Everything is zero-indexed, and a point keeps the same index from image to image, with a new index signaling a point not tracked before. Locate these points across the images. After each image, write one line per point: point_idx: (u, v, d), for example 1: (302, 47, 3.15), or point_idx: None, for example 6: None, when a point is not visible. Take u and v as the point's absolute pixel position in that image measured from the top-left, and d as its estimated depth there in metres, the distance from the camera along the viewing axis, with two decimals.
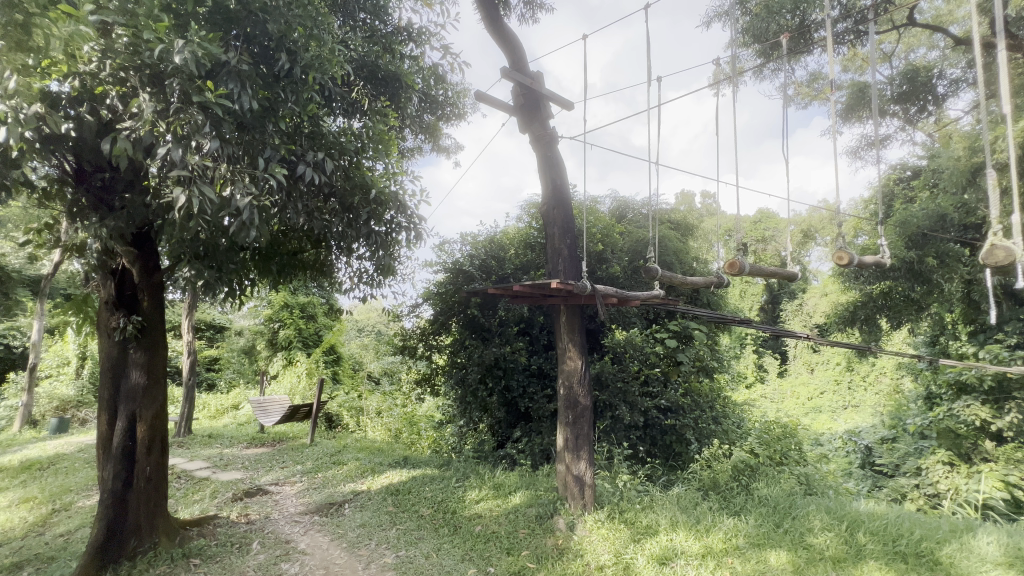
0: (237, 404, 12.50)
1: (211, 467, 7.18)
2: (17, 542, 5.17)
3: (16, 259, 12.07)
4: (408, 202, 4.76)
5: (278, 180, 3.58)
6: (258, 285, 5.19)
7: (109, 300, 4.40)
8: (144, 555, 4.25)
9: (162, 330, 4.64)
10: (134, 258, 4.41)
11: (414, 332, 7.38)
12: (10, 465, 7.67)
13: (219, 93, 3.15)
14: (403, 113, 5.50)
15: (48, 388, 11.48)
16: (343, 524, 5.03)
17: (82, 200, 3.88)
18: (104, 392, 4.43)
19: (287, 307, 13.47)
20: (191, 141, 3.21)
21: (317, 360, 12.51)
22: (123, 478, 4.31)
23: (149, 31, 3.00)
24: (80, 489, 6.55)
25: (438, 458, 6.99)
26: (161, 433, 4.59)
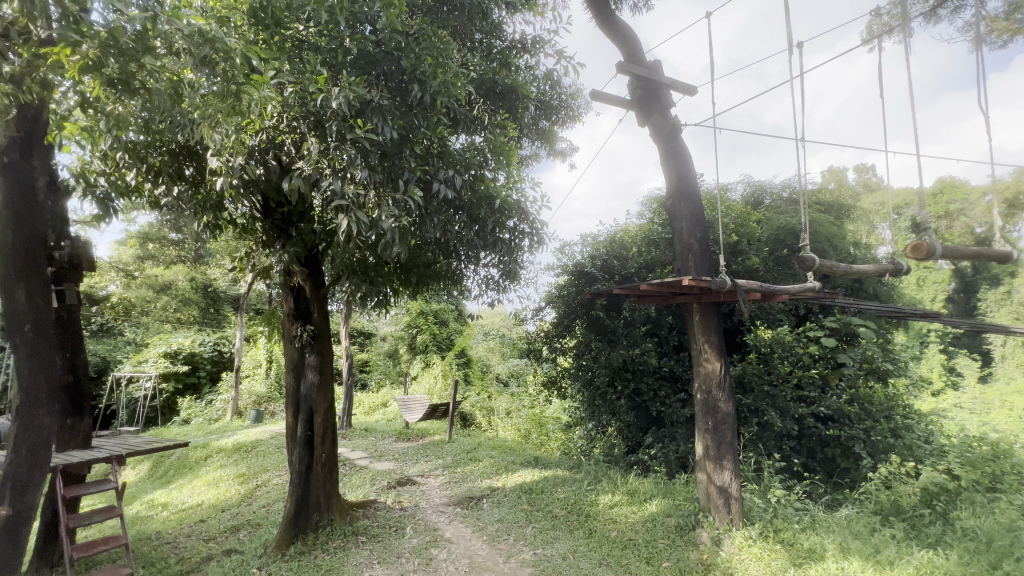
0: (386, 402, 14.03)
1: (369, 457, 8.16)
2: (235, 509, 6.45)
3: (222, 281, 15.06)
4: (530, 208, 4.91)
5: (416, 200, 3.95)
6: (401, 295, 5.77)
7: (289, 312, 5.25)
8: (324, 528, 5.01)
9: (329, 336, 5.42)
10: (306, 275, 5.22)
11: (537, 334, 7.53)
12: (226, 446, 9.59)
13: (366, 128, 3.60)
14: (520, 123, 5.66)
15: (248, 385, 14.14)
16: (482, 518, 5.32)
17: (269, 231, 4.72)
18: (288, 389, 5.30)
19: (423, 314, 14.79)
20: (347, 173, 3.72)
21: (451, 363, 13.51)
22: (306, 462, 5.11)
23: (313, 84, 3.56)
24: (274, 469, 7.93)
25: (569, 461, 7.03)
26: (332, 425, 5.35)
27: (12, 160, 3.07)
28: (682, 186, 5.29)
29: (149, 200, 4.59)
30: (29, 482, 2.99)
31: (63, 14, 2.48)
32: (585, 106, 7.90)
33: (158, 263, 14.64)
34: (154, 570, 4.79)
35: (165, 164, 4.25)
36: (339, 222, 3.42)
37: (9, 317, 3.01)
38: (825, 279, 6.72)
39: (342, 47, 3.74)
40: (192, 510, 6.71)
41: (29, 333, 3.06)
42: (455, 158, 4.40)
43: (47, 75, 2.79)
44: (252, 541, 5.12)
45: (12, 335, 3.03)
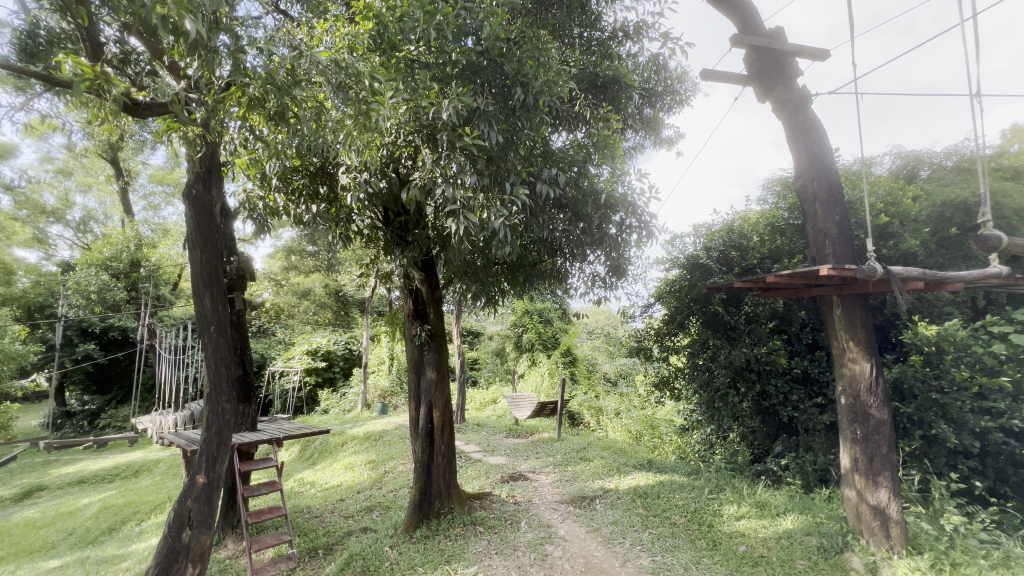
0: (495, 398, 14.53)
1: (483, 451, 8.53)
2: (368, 491, 7.16)
3: (350, 287, 16.81)
4: (637, 201, 4.71)
5: (522, 200, 4.00)
6: (508, 294, 5.91)
7: (409, 313, 5.67)
8: (446, 515, 5.33)
9: (445, 336, 5.76)
10: (423, 279, 5.60)
11: (646, 332, 7.25)
12: (359, 435, 10.70)
13: (474, 135, 3.75)
14: (624, 114, 5.47)
15: (374, 379, 15.66)
16: (597, 518, 5.25)
17: (389, 238, 5.14)
18: (410, 384, 5.72)
19: (528, 312, 15.13)
20: (457, 179, 3.90)
21: (557, 361, 13.58)
22: (428, 453, 5.47)
23: (424, 99, 3.77)
24: (399, 457, 8.67)
25: (686, 466, 6.63)
26: (449, 419, 5.67)
27: (199, 190, 3.69)
28: (813, 164, 4.72)
29: (293, 217, 5.28)
30: (218, 455, 3.59)
31: (232, 64, 2.94)
32: (693, 88, 7.38)
33: (299, 272, 16.79)
34: (308, 539, 5.52)
35: (305, 184, 4.86)
36: (450, 227, 3.56)
37: (200, 320, 3.68)
38: (1013, 263, 5.49)
39: (450, 60, 3.91)
40: (333, 489, 7.58)
41: (214, 334, 3.70)
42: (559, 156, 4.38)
43: (221, 115, 3.33)
44: (384, 521, 5.63)
45: (203, 335, 3.69)
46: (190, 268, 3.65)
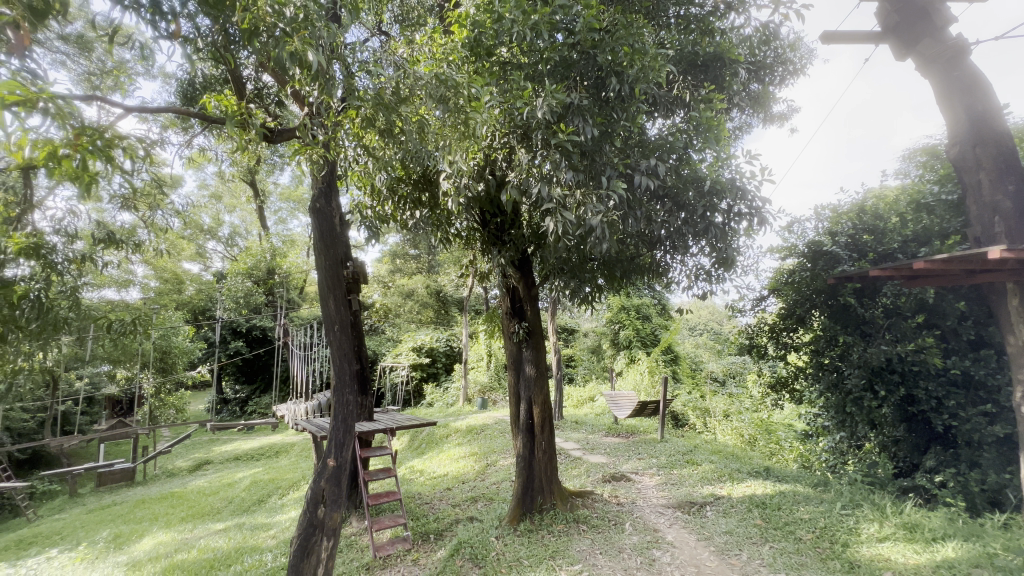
0: (593, 396, 14.33)
1: (582, 448, 8.48)
2: (473, 482, 7.48)
3: (449, 286, 17.69)
4: (747, 185, 4.31)
5: (619, 194, 3.87)
6: (605, 290, 5.79)
7: (507, 311, 5.79)
8: (548, 511, 5.37)
9: (542, 333, 5.81)
10: (519, 278, 5.68)
11: (759, 328, 6.66)
12: (462, 428, 11.24)
13: (568, 131, 3.70)
14: (729, 93, 5.05)
15: (474, 376, 16.30)
16: (708, 527, 4.93)
17: (487, 238, 5.30)
18: (510, 381, 5.85)
19: (624, 309, 14.80)
20: (553, 177, 3.89)
21: (657, 359, 12.98)
22: (529, 449, 5.53)
23: (518, 100, 3.83)
24: (500, 451, 8.94)
25: (811, 476, 5.96)
26: (549, 416, 5.69)
27: (321, 205, 4.12)
28: (974, 127, 3.99)
29: (400, 224, 5.67)
30: (344, 441, 3.96)
31: (349, 87, 3.23)
32: (809, 55, 6.59)
33: (404, 274, 18.05)
34: (420, 523, 5.92)
35: (410, 192, 5.20)
36: (547, 226, 3.55)
37: (327, 321, 4.11)
38: None
39: (542, 58, 3.90)
40: (441, 478, 8.04)
41: (337, 333, 4.11)
42: (657, 144, 4.17)
43: (338, 135, 3.68)
44: (489, 512, 5.83)
45: (329, 335, 4.11)
46: (316, 274, 4.09)
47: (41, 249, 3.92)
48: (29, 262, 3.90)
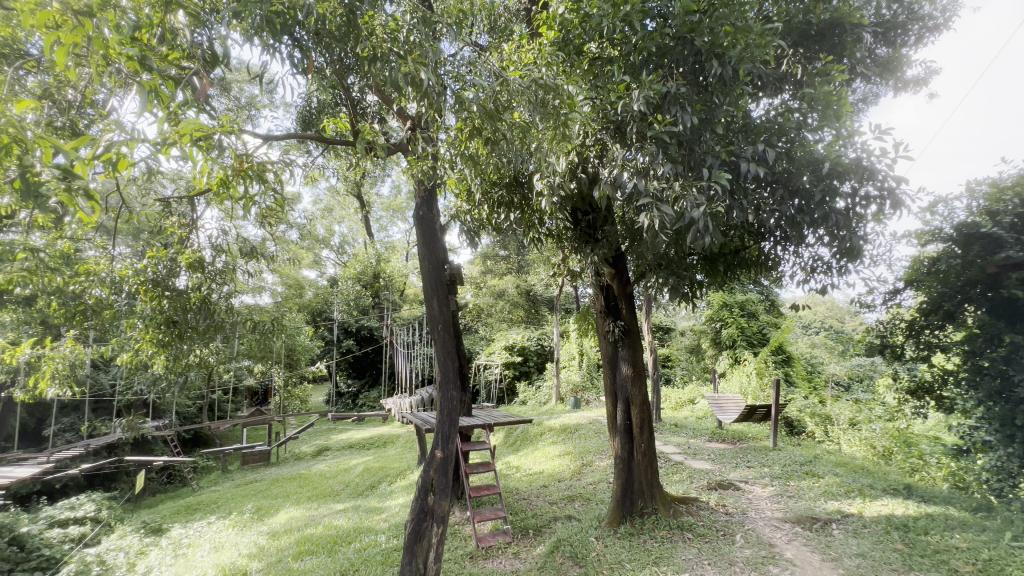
0: (693, 398, 13.56)
1: (684, 453, 8.08)
2: (569, 481, 7.48)
3: (540, 285, 17.86)
4: (876, 164, 3.80)
5: (723, 184, 3.62)
6: (707, 286, 5.48)
7: (601, 310, 5.72)
8: (650, 516, 5.20)
9: (639, 332, 5.65)
10: (613, 275, 5.58)
11: (894, 326, 5.85)
12: (556, 426, 11.30)
13: (665, 121, 3.53)
14: (852, 61, 4.49)
15: (566, 375, 16.25)
16: (835, 546, 4.44)
17: (580, 237, 5.28)
18: (605, 380, 5.76)
19: (726, 306, 13.89)
20: (649, 170, 3.75)
21: (766, 360, 11.91)
22: (627, 450, 5.40)
23: (612, 95, 3.75)
24: (595, 452, 8.83)
25: (968, 499, 5.09)
26: (648, 418, 5.51)
27: (423, 213, 4.40)
28: None
29: (495, 227, 5.85)
30: (449, 434, 4.18)
31: (452, 100, 3.40)
32: (953, 5, 5.62)
33: (495, 275, 18.60)
34: (519, 517, 6.06)
35: (503, 195, 5.35)
36: (645, 222, 3.42)
37: (432, 322, 4.38)
38: None
39: (635, 49, 3.79)
40: (537, 475, 8.15)
41: (440, 333, 4.35)
42: (765, 126, 3.83)
43: (441, 147, 3.91)
44: (587, 513, 5.78)
45: (433, 334, 4.38)
46: (420, 276, 4.37)
47: (204, 263, 4.70)
48: (195, 274, 4.69)
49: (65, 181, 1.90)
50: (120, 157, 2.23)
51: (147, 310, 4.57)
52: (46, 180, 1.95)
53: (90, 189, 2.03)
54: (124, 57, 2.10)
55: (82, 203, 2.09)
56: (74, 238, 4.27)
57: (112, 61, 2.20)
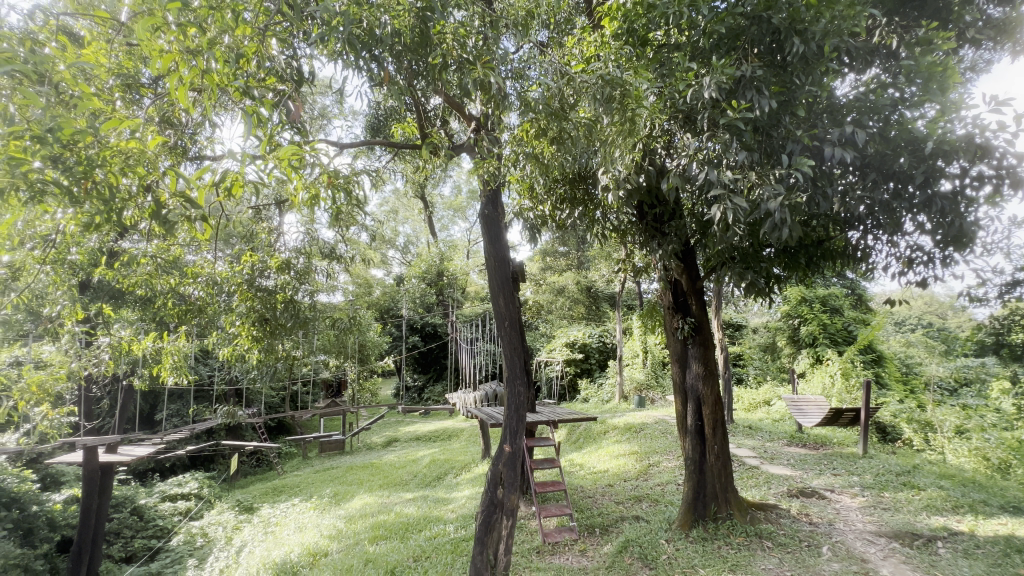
0: (769, 399, 12.75)
1: (760, 457, 7.62)
2: (635, 482, 7.32)
3: (601, 281, 17.56)
4: (991, 140, 3.36)
5: (805, 171, 3.37)
6: (786, 280, 5.14)
7: (669, 306, 5.53)
8: (724, 521, 4.98)
9: (710, 330, 5.41)
10: (682, 270, 5.39)
11: (1014, 323, 5.15)
12: (619, 425, 11.06)
13: (740, 107, 3.32)
14: (959, 24, 3.98)
15: (629, 372, 15.87)
16: (941, 567, 4.02)
17: (646, 231, 5.13)
18: (674, 379, 5.57)
19: (805, 301, 12.91)
20: (722, 160, 3.55)
21: (852, 359, 10.94)
22: (699, 451, 5.20)
23: (681, 83, 3.58)
24: (662, 453, 8.57)
25: None
26: (721, 419, 5.27)
27: (489, 212, 4.48)
28: None
29: (558, 224, 5.81)
30: (516, 429, 4.23)
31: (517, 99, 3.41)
32: None
33: (554, 271, 18.58)
34: (585, 515, 6.02)
35: (566, 191, 5.31)
36: (717, 214, 3.25)
37: (499, 318, 4.46)
38: None
39: (705, 33, 3.60)
40: (601, 474, 8.04)
41: (507, 329, 4.42)
42: (854, 105, 3.51)
43: (511, 151, 3.97)
44: (656, 514, 5.63)
45: (500, 330, 4.46)
46: (486, 275, 4.46)
47: (290, 265, 5.10)
48: (281, 275, 5.10)
49: (188, 203, 2.17)
50: (230, 178, 2.50)
51: (243, 309, 5.03)
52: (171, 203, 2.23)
53: (206, 210, 2.30)
54: (231, 87, 2.35)
55: (200, 221, 2.37)
56: (181, 245, 4.79)
57: (222, 91, 2.46)
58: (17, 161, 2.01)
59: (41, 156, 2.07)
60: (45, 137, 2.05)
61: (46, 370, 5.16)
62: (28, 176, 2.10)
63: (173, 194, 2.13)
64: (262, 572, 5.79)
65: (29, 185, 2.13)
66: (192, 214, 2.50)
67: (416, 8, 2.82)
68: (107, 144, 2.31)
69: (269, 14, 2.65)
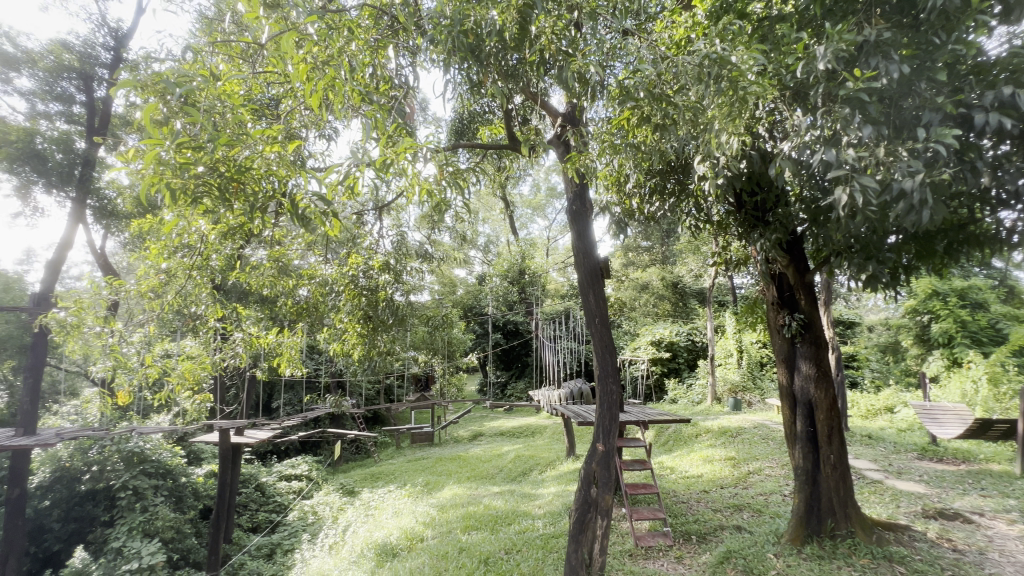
0: (891, 406, 11.30)
1: (883, 470, 6.77)
2: (733, 489, 6.86)
3: (689, 276, 16.72)
4: None
5: (947, 143, 2.92)
6: (917, 270, 4.51)
7: (773, 302, 5.09)
8: (844, 539, 4.49)
9: (823, 327, 4.91)
10: (788, 262, 4.94)
11: None
12: (713, 428, 10.43)
13: (865, 75, 2.88)
14: None
15: (723, 373, 14.90)
16: None
17: (746, 221, 4.79)
18: (781, 380, 5.13)
19: (937, 295, 11.24)
20: (841, 138, 3.16)
21: (1002, 362, 9.33)
22: (812, 460, 4.74)
23: (790, 56, 3.22)
24: (763, 460, 7.95)
25: None
26: (838, 426, 4.75)
27: (577, 209, 4.43)
28: None
29: (648, 217, 5.60)
30: (609, 428, 4.15)
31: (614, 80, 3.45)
32: None
33: (638, 267, 18.02)
34: (680, 521, 5.77)
35: (656, 183, 5.10)
36: (842, 197, 2.82)
37: (588, 316, 4.40)
38: None
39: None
40: (695, 478, 7.64)
41: (597, 326, 4.36)
42: (1010, 62, 2.97)
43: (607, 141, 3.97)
44: (761, 526, 5.23)
45: (590, 328, 4.40)
46: (575, 271, 4.42)
47: (391, 266, 5.49)
48: (381, 275, 5.48)
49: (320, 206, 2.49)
50: (348, 183, 2.80)
51: (349, 307, 5.47)
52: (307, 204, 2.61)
53: (333, 206, 2.68)
54: (351, 92, 2.76)
55: (329, 217, 2.75)
56: (298, 250, 5.32)
57: (347, 99, 2.85)
58: (184, 167, 2.45)
59: (201, 163, 2.49)
60: (205, 148, 2.49)
61: (193, 361, 6.02)
62: (191, 178, 2.51)
63: (308, 198, 2.37)
64: (366, 552, 6.26)
65: (191, 188, 2.57)
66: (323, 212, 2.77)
67: (518, 5, 3.01)
68: (249, 153, 2.69)
69: (380, 27, 3.18)
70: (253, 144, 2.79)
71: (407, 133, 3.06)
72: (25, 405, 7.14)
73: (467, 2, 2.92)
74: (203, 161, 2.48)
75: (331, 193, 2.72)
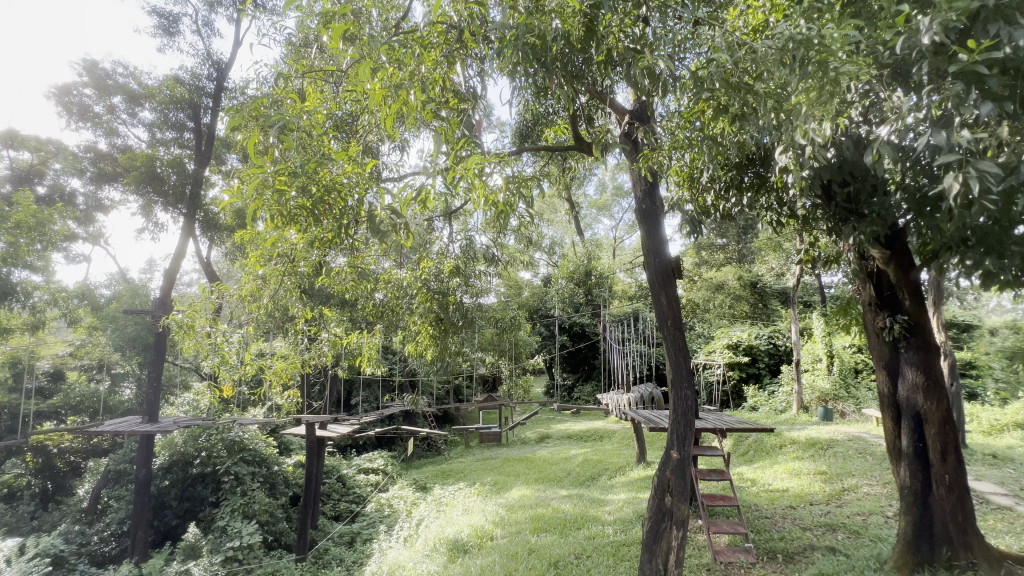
0: (1020, 422, 9.80)
1: (1013, 495, 5.87)
2: (825, 507, 6.29)
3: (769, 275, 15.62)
4: None
5: None
6: None
7: (871, 302, 4.61)
8: (963, 570, 3.97)
9: (932, 330, 4.38)
10: (887, 258, 4.46)
11: None
12: (800, 439, 9.64)
13: (984, 45, 2.49)
14: None
15: (810, 379, 13.74)
16: None
17: (837, 214, 4.39)
18: (881, 389, 4.64)
19: None
20: (953, 119, 2.78)
21: None
22: (921, 480, 4.23)
23: (885, 31, 2.87)
24: (860, 477, 7.22)
25: None
26: (954, 441, 4.21)
27: (646, 208, 4.31)
28: None
29: (723, 213, 5.30)
30: (684, 435, 3.98)
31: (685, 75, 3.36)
32: None
33: (711, 267, 17.15)
34: (763, 537, 5.39)
35: (732, 178, 4.83)
36: (956, 185, 2.48)
37: (659, 317, 4.25)
38: None
39: None
40: (780, 493, 7.11)
41: (670, 328, 4.20)
42: None
43: (679, 139, 3.81)
44: (859, 548, 4.77)
45: (662, 330, 4.24)
46: (645, 272, 4.30)
47: (460, 270, 5.67)
48: (452, 279, 5.67)
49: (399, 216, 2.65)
50: (422, 194, 2.95)
51: (421, 310, 5.70)
52: (386, 216, 2.80)
53: (410, 216, 2.85)
54: (423, 110, 2.91)
55: (405, 226, 2.95)
56: (375, 256, 5.66)
57: (419, 115, 3.01)
58: (281, 189, 2.77)
59: (296, 185, 2.78)
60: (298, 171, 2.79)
61: (284, 360, 6.58)
62: (288, 200, 2.85)
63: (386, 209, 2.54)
64: (438, 546, 6.48)
65: (287, 206, 2.89)
66: (399, 224, 2.94)
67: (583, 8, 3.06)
68: (333, 172, 2.94)
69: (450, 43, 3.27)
70: (337, 163, 3.06)
71: (476, 143, 3.17)
72: (149, 395, 8.18)
73: (531, 13, 2.95)
74: (298, 186, 2.79)
75: (406, 206, 2.89)
